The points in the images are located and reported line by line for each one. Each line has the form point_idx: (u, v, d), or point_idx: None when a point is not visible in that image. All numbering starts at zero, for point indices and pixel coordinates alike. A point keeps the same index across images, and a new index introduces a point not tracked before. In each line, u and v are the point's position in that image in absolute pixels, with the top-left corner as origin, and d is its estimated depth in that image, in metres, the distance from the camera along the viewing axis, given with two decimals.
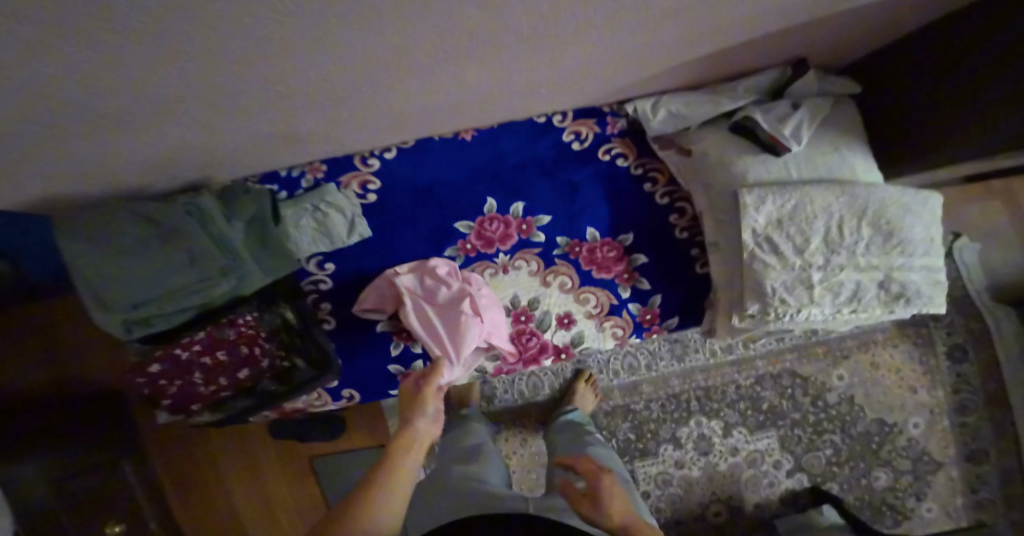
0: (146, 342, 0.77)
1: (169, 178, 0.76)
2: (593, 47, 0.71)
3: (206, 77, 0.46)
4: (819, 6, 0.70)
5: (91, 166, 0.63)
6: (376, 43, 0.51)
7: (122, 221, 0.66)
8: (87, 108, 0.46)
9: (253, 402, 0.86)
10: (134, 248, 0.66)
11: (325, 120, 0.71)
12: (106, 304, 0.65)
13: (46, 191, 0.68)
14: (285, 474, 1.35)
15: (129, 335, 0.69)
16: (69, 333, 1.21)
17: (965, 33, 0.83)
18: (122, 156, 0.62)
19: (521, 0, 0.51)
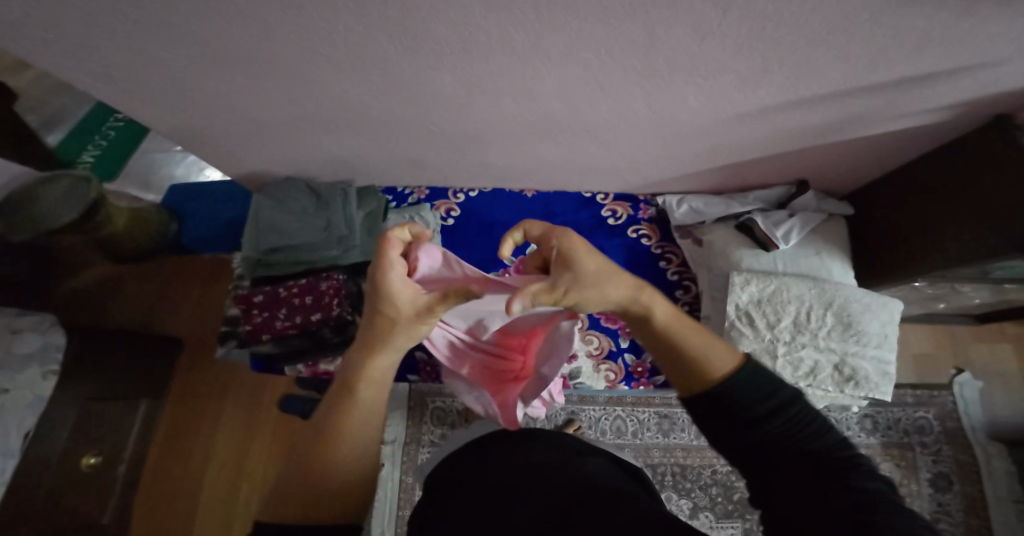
0: (262, 280, 1.05)
1: (310, 156, 1.05)
2: (632, 137, 0.94)
3: (388, 62, 0.75)
4: (815, 126, 0.93)
5: (275, 120, 0.92)
6: (490, 81, 0.78)
7: (295, 196, 1.06)
8: (304, 60, 0.75)
9: (310, 344, 1.00)
10: (294, 211, 1.03)
11: (434, 144, 0.99)
12: (257, 244, 1.03)
13: (231, 138, 0.99)
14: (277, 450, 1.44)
15: (256, 271, 1.04)
16: (176, 282, 1.54)
17: (947, 176, 1.04)
18: (299, 118, 0.92)
19: (585, 79, 0.76)
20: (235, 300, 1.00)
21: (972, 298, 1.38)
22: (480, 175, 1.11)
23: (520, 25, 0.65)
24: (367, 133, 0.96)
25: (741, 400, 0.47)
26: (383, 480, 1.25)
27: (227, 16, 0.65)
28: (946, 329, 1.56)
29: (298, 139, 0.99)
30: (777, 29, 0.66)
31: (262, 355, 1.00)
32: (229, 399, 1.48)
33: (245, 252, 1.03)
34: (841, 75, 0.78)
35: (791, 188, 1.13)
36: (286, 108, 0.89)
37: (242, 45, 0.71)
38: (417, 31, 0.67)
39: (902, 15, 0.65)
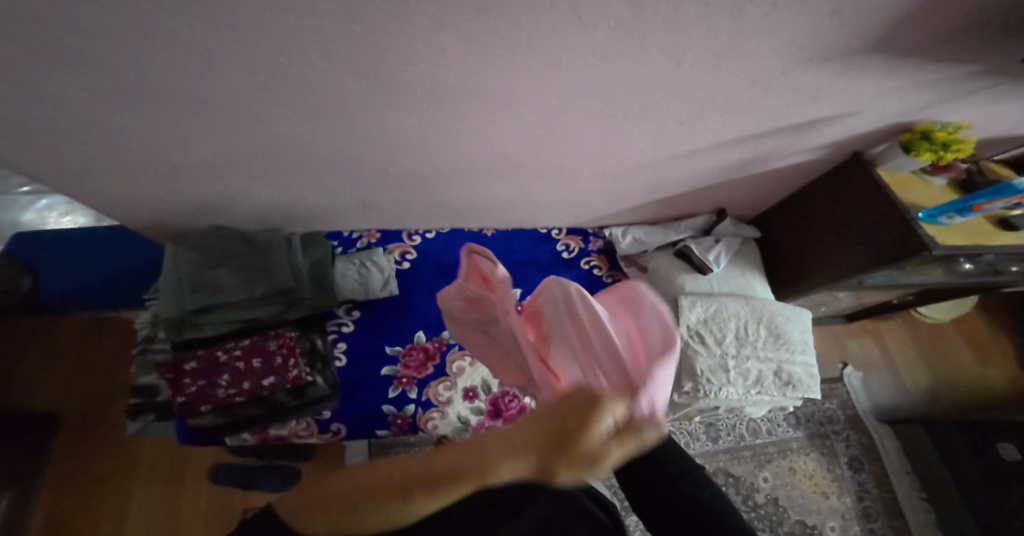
0: (186, 344, 0.89)
1: (245, 203, 0.96)
2: (583, 173, 1.00)
3: (348, 101, 0.72)
4: (734, 161, 1.08)
5: (205, 162, 0.83)
6: (453, 119, 0.79)
7: (226, 242, 0.91)
8: (252, 95, 0.69)
9: (259, 413, 0.89)
10: (228, 263, 0.89)
11: (389, 188, 0.97)
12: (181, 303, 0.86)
13: (146, 182, 0.87)
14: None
15: (180, 334, 0.87)
16: (49, 353, 1.28)
17: (832, 203, 1.27)
18: (235, 161, 0.84)
19: (547, 116, 0.81)
20: (159, 368, 0.85)
21: (844, 301, 1.64)
22: (435, 215, 1.09)
23: (494, 70, 0.69)
24: (316, 177, 0.91)
25: (670, 475, 0.62)
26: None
27: (186, 52, 0.61)
28: (827, 328, 1.83)
29: (235, 185, 0.90)
30: (712, 75, 0.76)
31: (201, 428, 0.87)
32: (139, 485, 1.19)
33: (164, 314, 0.86)
34: (754, 122, 0.93)
35: (714, 216, 1.28)
36: (226, 152, 0.81)
37: (192, 82, 0.66)
38: (391, 74, 0.68)
39: (801, 73, 0.80)
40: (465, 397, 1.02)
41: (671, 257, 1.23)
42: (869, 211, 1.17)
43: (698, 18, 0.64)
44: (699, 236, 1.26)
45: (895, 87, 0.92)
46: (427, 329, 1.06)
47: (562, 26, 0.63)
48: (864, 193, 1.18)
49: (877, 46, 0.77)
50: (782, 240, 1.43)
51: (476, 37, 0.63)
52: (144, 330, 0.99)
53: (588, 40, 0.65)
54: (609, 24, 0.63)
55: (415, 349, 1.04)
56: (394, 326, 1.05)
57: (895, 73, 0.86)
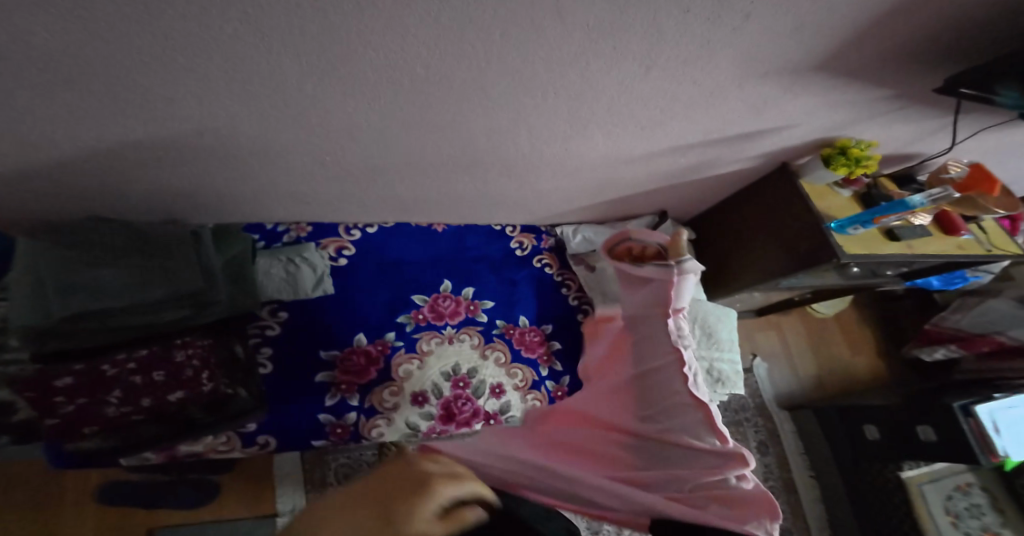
0: (56, 356, 0.69)
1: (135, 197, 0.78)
2: (542, 173, 0.97)
3: (280, 83, 0.61)
4: (682, 167, 1.10)
5: (80, 149, 0.65)
6: (407, 108, 0.70)
7: (114, 228, 0.74)
8: (150, 71, 0.55)
9: (165, 431, 0.76)
10: (115, 258, 0.71)
11: (328, 182, 0.86)
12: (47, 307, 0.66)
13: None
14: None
15: (42, 346, 0.67)
16: None
17: (762, 211, 1.35)
18: (122, 148, 0.67)
19: (510, 110, 0.75)
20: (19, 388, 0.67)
21: (755, 299, 1.78)
22: (378, 209, 0.99)
23: (462, 62, 0.63)
24: (238, 168, 0.76)
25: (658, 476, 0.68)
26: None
27: (50, 10, 0.45)
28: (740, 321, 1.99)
29: (131, 179, 0.74)
30: (677, 82, 0.75)
31: (85, 451, 0.71)
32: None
33: (18, 319, 0.65)
34: (706, 131, 0.95)
35: (657, 218, 1.31)
36: (110, 137, 0.65)
37: (62, 50, 0.50)
38: (342, 59, 0.58)
39: (756, 88, 0.82)
40: (414, 402, 0.97)
41: None
42: (792, 220, 1.26)
43: (678, 29, 0.63)
44: None
45: (832, 108, 0.97)
46: (368, 331, 0.98)
47: (538, 21, 0.57)
48: (791, 205, 1.26)
49: (828, 68, 0.80)
50: (714, 242, 1.52)
51: (446, 26, 0.56)
52: None
53: (564, 37, 0.61)
54: (592, 22, 0.59)
55: (355, 353, 0.95)
56: (330, 329, 0.94)
57: (835, 95, 0.91)
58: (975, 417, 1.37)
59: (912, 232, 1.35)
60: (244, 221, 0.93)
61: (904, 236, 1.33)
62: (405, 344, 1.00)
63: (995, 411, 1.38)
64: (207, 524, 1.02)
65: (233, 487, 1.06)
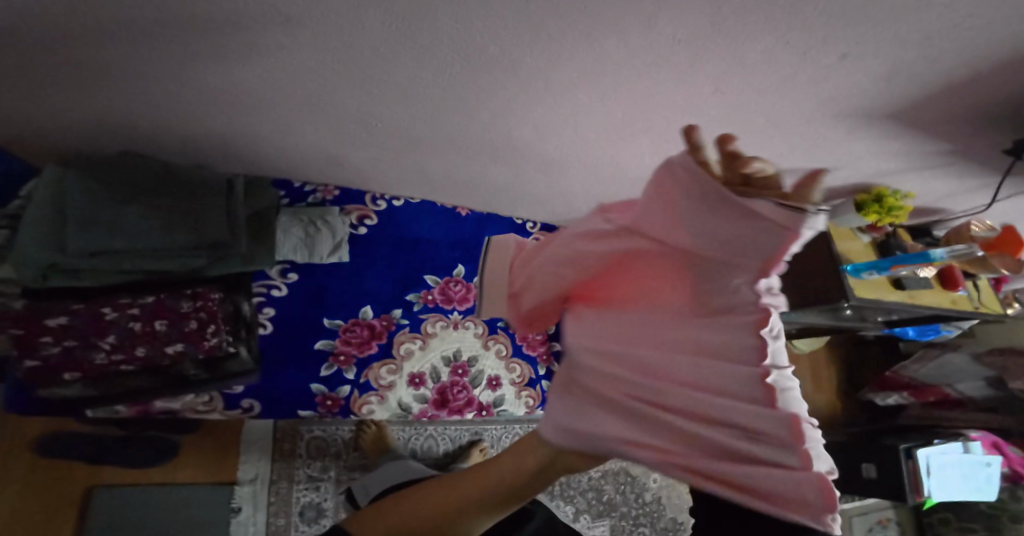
0: (53, 292, 0.65)
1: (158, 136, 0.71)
2: (580, 174, 0.93)
3: (347, 44, 0.55)
4: None
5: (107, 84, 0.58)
6: (468, 85, 0.65)
7: (134, 164, 0.68)
8: (208, 15, 0.48)
9: (152, 384, 0.72)
10: (131, 194, 0.66)
11: (364, 147, 0.80)
12: (60, 245, 0.62)
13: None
14: (47, 530, 0.89)
15: (46, 281, 0.63)
16: None
17: None
18: (154, 87, 0.59)
19: (571, 106, 0.71)
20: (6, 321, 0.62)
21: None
22: (407, 182, 0.93)
23: (542, 52, 0.58)
24: (278, 121, 0.70)
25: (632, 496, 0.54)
26: (241, 526, 1.02)
27: None
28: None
29: (157, 120, 0.66)
30: (752, 108, 0.71)
31: (59, 397, 0.68)
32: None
33: (27, 252, 0.60)
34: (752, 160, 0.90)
35: None
36: (144, 77, 0.57)
37: None
38: (420, 27, 0.53)
39: (826, 127, 0.79)
40: (409, 383, 0.96)
41: None
42: (814, 262, 1.24)
43: (772, 54, 0.59)
44: None
45: (888, 159, 0.94)
46: (375, 306, 0.94)
47: (632, 25, 0.53)
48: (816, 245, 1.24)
49: (904, 120, 0.77)
50: None
51: (538, 10, 0.51)
52: None
53: (656, 45, 0.56)
54: (700, 33, 0.54)
55: (359, 325, 0.92)
56: (338, 297, 0.90)
57: (899, 146, 0.88)
58: (913, 461, 1.29)
59: (917, 283, 1.28)
60: (272, 175, 0.86)
61: (909, 285, 1.26)
62: (410, 323, 0.97)
63: (929, 456, 1.31)
64: (156, 484, 0.98)
65: (193, 448, 1.02)
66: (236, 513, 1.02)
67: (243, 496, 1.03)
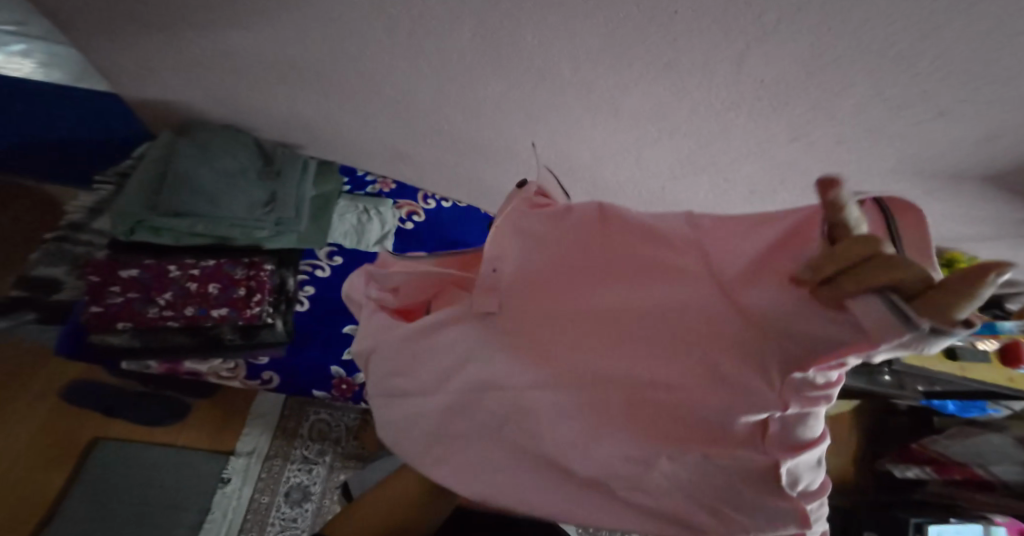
0: (133, 249, 0.74)
1: (247, 105, 0.78)
2: (628, 202, 0.93)
3: (434, 39, 0.59)
4: None
5: (216, 44, 0.65)
6: (538, 101, 0.68)
7: (230, 140, 0.78)
8: None
9: (192, 344, 0.74)
10: (219, 165, 0.74)
11: (427, 142, 0.82)
12: (153, 205, 0.71)
13: (126, 40, 0.67)
14: (40, 478, 0.87)
15: (134, 235, 0.72)
16: None
17: None
18: (253, 49, 0.65)
19: (632, 136, 0.73)
20: (87, 267, 0.70)
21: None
22: (457, 186, 0.96)
23: (613, 78, 0.60)
24: (354, 102, 0.75)
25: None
26: (225, 498, 1.00)
27: None
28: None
29: (256, 89, 0.74)
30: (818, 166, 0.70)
31: (106, 347, 0.70)
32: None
33: (126, 206, 0.70)
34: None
35: None
36: (247, 41, 0.64)
37: None
38: (500, 38, 0.57)
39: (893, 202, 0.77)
40: None
41: None
42: None
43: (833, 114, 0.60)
44: None
45: None
46: None
47: (714, 62, 0.55)
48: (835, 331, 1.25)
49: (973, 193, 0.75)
50: None
51: (616, 35, 0.53)
52: None
53: (733, 88, 0.58)
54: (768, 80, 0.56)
55: None
56: None
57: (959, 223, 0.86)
58: None
59: (975, 355, 0.91)
60: (340, 161, 0.93)
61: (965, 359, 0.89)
62: None
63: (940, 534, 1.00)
64: (160, 444, 0.98)
65: (201, 413, 1.04)
66: (225, 484, 1.01)
67: (235, 468, 1.02)
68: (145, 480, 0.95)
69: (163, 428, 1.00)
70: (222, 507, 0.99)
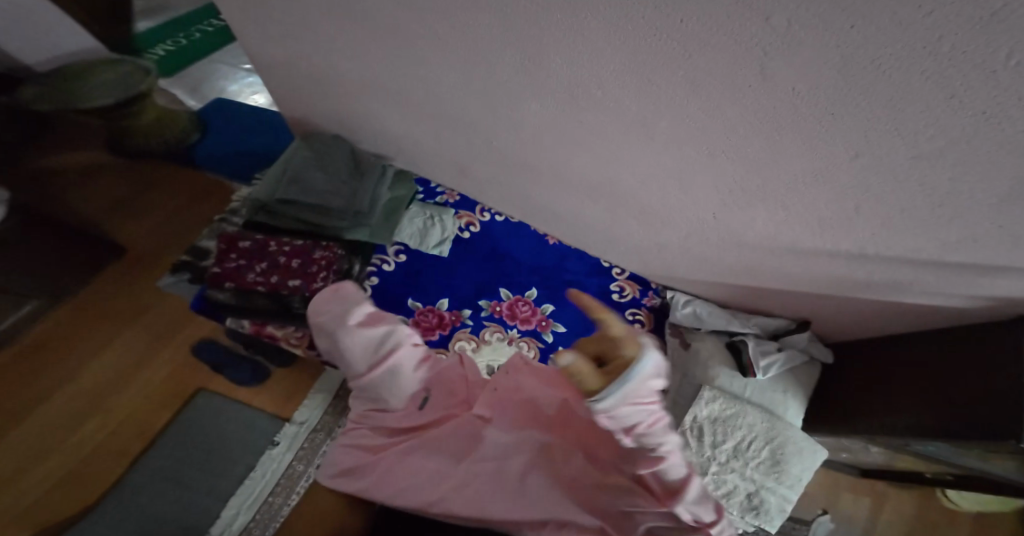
0: (254, 227, 0.92)
1: (351, 116, 0.97)
2: (677, 228, 0.93)
3: (489, 51, 0.71)
4: (830, 302, 0.98)
5: (329, 59, 0.84)
6: (578, 116, 0.76)
7: (334, 149, 0.96)
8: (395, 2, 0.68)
9: (271, 309, 0.87)
10: (323, 167, 0.93)
11: (484, 151, 0.93)
12: (271, 192, 0.90)
13: (277, 60, 0.90)
14: (160, 411, 1.13)
15: (255, 215, 0.91)
16: (148, 189, 1.38)
17: None
18: (354, 61, 0.83)
19: (672, 154, 0.76)
20: (219, 236, 0.89)
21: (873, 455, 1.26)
22: (512, 200, 1.04)
23: (641, 92, 0.67)
24: (424, 110, 0.88)
25: None
26: (270, 460, 1.11)
27: None
28: (834, 471, 1.40)
29: (354, 103, 0.93)
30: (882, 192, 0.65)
31: (215, 302, 0.87)
32: (123, 332, 1.20)
33: (254, 192, 0.90)
34: (879, 255, 0.78)
35: (792, 325, 1.07)
36: (347, 55, 0.82)
37: None
38: (539, 52, 0.68)
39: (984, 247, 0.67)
40: None
41: (721, 347, 1.07)
42: None
43: (850, 140, 0.59)
44: (762, 339, 1.07)
45: None
46: (451, 299, 0.98)
47: (734, 73, 0.58)
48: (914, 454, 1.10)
49: None
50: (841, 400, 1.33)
51: (634, 46, 0.61)
52: (236, 202, 1.01)
53: (762, 106, 0.60)
54: (794, 87, 0.56)
55: (432, 312, 0.96)
56: (428, 283, 0.98)
57: None
58: None
59: None
60: (418, 172, 1.08)
61: None
62: (474, 325, 0.97)
63: None
64: (241, 404, 1.16)
65: (278, 381, 1.20)
66: (274, 446, 1.12)
67: (286, 434, 1.13)
68: (221, 431, 1.12)
69: (248, 390, 1.18)
70: (264, 468, 1.09)
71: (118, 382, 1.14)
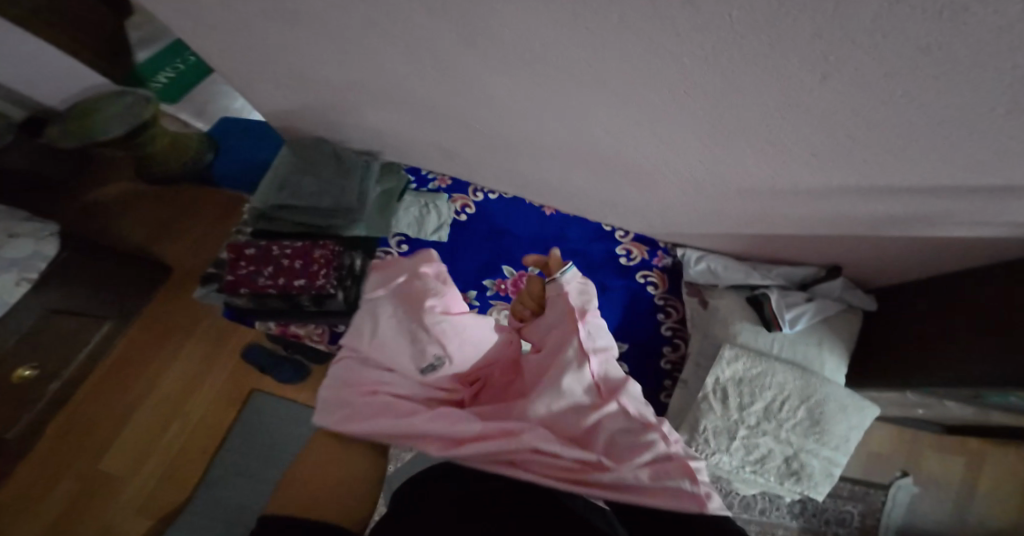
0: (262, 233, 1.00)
1: (333, 118, 1.01)
2: (668, 182, 0.88)
3: (431, 34, 0.70)
4: (858, 247, 0.88)
5: (298, 69, 0.87)
6: (535, 82, 0.73)
7: (321, 152, 1.03)
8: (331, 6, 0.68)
9: (284, 307, 0.94)
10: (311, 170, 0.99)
11: (460, 132, 0.93)
12: (267, 198, 0.98)
13: (254, 79, 0.95)
14: (223, 409, 1.27)
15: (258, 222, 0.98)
16: (192, 213, 1.53)
17: None
18: (319, 68, 0.85)
19: (638, 105, 0.71)
20: (228, 245, 0.95)
21: (956, 411, 1.12)
22: (501, 176, 1.04)
23: (588, 50, 0.63)
24: (396, 101, 0.89)
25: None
26: None
27: None
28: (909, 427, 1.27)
29: (332, 105, 0.97)
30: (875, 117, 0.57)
31: (236, 307, 0.95)
32: (185, 340, 1.34)
33: (253, 202, 0.98)
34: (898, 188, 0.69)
35: (822, 272, 0.98)
36: (311, 63, 0.84)
37: None
38: (479, 27, 0.65)
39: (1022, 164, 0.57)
40: None
41: (741, 304, 1.00)
42: None
43: (811, 64, 0.53)
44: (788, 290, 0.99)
45: None
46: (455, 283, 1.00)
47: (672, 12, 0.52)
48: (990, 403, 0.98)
49: None
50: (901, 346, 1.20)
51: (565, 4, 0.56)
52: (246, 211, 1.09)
53: (712, 43, 0.54)
54: (731, 15, 0.49)
55: None
56: None
57: None
58: None
59: None
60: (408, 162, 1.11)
61: None
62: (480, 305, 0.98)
63: None
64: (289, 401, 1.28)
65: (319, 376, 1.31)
66: None
67: None
68: (275, 425, 1.25)
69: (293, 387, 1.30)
70: None
71: (186, 386, 1.29)
